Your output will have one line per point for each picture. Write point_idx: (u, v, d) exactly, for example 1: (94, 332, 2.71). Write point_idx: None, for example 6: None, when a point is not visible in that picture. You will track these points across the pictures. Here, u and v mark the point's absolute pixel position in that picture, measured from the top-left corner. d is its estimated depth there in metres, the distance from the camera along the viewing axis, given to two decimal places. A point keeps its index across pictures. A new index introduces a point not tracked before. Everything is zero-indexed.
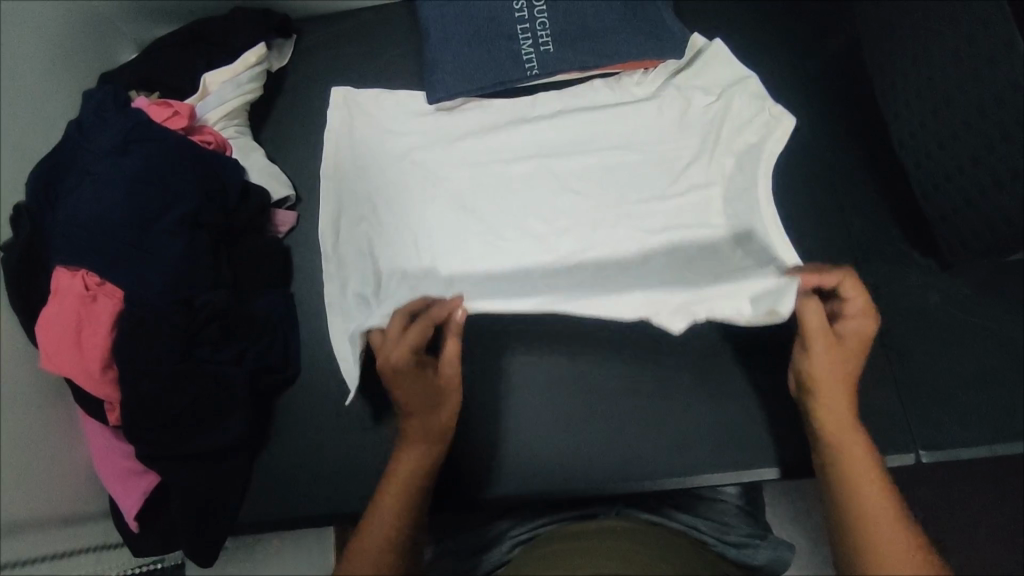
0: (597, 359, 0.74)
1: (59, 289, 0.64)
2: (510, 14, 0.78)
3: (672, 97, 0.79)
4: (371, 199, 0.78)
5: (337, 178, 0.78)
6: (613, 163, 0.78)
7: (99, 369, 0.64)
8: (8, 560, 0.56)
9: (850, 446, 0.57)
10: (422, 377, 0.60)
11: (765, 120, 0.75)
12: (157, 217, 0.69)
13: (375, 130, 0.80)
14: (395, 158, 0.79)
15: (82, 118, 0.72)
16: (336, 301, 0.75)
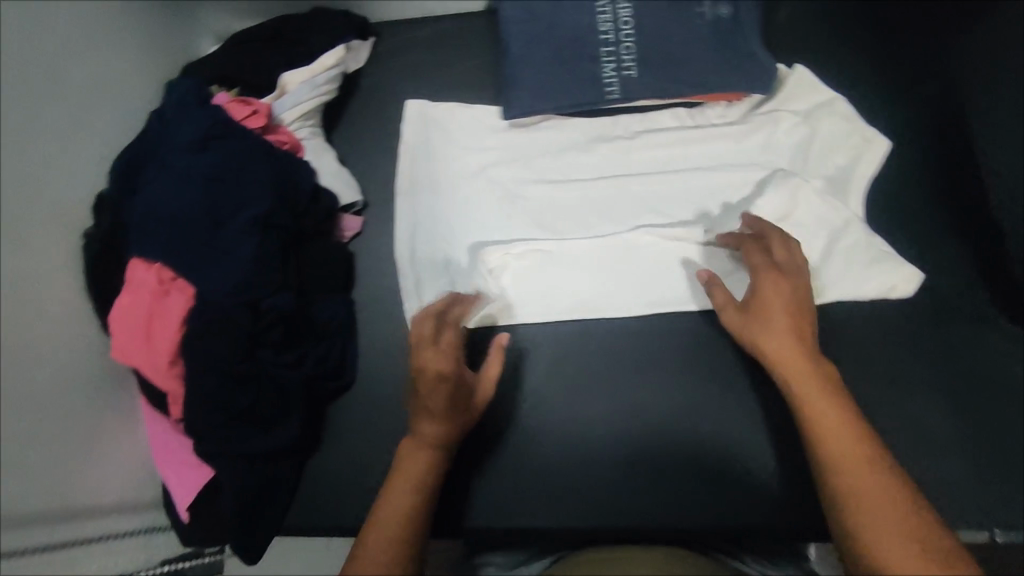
0: (661, 395, 0.71)
1: (132, 282, 0.66)
2: (595, 35, 0.76)
3: (757, 125, 0.77)
4: (442, 218, 0.79)
5: (411, 193, 0.79)
6: (694, 187, 0.76)
7: (167, 363, 0.66)
8: (66, 539, 0.58)
9: (829, 427, 0.53)
10: (449, 376, 0.60)
11: (854, 146, 0.76)
12: (230, 216, 0.69)
13: (451, 146, 0.81)
14: (469, 177, 0.80)
15: (165, 110, 0.74)
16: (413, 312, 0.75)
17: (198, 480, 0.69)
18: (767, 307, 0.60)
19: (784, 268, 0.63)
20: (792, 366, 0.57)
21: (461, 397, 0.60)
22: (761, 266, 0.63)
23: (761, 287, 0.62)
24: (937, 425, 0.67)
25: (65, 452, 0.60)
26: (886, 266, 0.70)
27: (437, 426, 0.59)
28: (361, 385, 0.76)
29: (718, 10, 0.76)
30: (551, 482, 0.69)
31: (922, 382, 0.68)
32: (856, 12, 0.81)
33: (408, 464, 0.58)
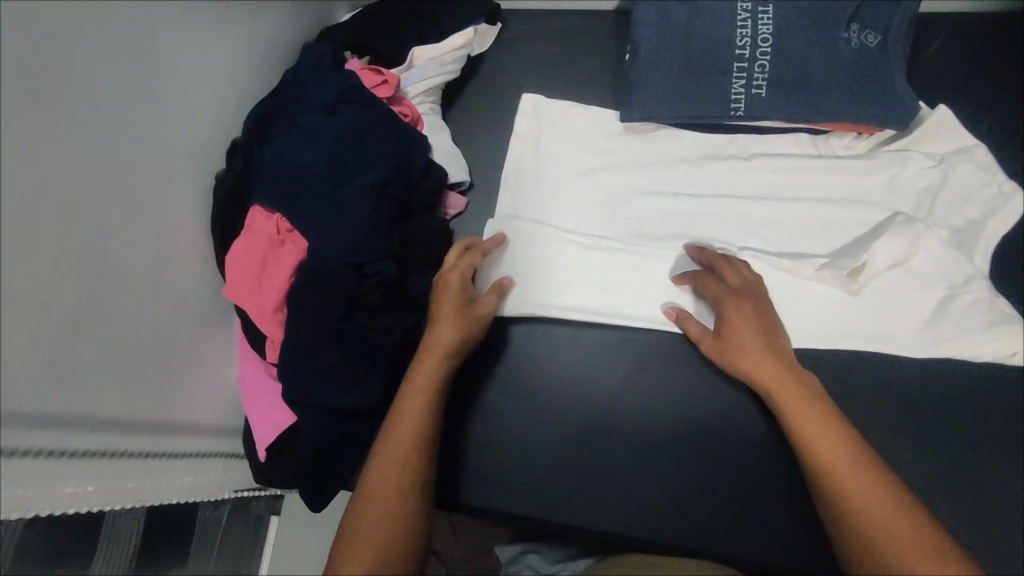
0: (742, 422, 0.70)
1: (252, 228, 0.70)
2: (729, 50, 0.75)
3: (886, 160, 0.74)
4: (547, 211, 0.79)
5: (516, 183, 0.80)
6: (807, 215, 0.74)
7: (271, 309, 0.69)
8: (152, 450, 0.62)
9: (820, 440, 0.57)
10: (458, 297, 0.67)
11: (989, 199, 0.72)
12: (350, 178, 0.71)
13: (562, 142, 0.81)
14: (577, 174, 0.80)
15: (301, 70, 0.77)
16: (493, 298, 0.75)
17: (279, 424, 0.72)
18: (738, 335, 0.64)
19: (739, 293, 0.67)
20: (784, 393, 0.60)
21: (470, 307, 0.67)
22: (721, 295, 0.67)
23: (732, 315, 0.65)
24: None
25: (166, 373, 0.64)
26: (1002, 331, 0.68)
27: (446, 332, 0.65)
28: None
29: (864, 39, 0.73)
30: (619, 495, 0.69)
31: (1014, 453, 0.66)
32: (1007, 61, 0.77)
33: (413, 378, 0.63)
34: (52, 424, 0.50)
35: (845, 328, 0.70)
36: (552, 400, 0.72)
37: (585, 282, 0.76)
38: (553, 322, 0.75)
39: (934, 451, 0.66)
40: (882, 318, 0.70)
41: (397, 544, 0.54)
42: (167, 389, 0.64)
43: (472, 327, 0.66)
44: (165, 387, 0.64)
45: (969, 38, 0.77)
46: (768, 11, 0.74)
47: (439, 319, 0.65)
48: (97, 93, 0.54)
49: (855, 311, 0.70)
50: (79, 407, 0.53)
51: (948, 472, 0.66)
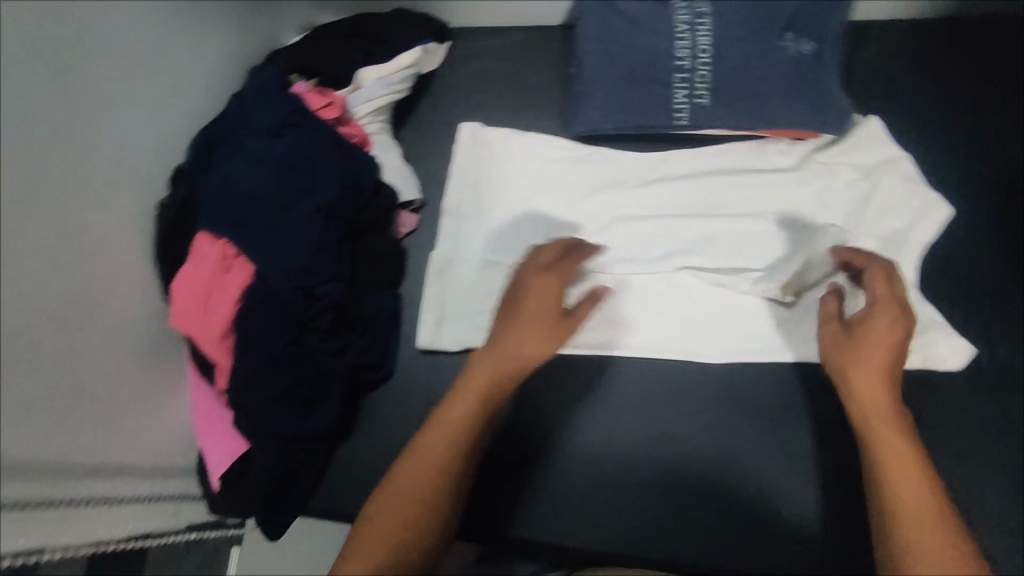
0: (694, 431, 0.69)
1: (197, 254, 0.69)
2: (670, 61, 0.76)
3: (816, 172, 0.75)
4: (488, 237, 0.79)
5: (456, 215, 0.80)
6: (740, 232, 0.75)
7: (219, 336, 0.68)
8: (90, 495, 0.60)
9: (899, 450, 0.55)
10: (552, 315, 0.64)
11: (918, 207, 0.73)
12: (297, 203, 0.71)
13: (500, 169, 0.82)
14: (517, 198, 0.80)
15: (246, 93, 0.77)
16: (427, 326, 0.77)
17: (232, 453, 0.71)
18: (871, 340, 0.60)
19: (899, 301, 0.62)
20: (877, 400, 0.58)
21: (559, 339, 0.64)
22: (882, 296, 0.62)
23: (879, 318, 0.61)
24: (983, 495, 0.65)
25: (106, 408, 0.62)
26: (932, 338, 0.68)
27: (530, 365, 0.63)
28: (400, 380, 0.77)
29: (800, 47, 0.74)
30: (582, 509, 0.68)
31: (972, 448, 0.66)
32: (942, 61, 0.78)
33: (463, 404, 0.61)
34: None
35: (784, 336, 0.71)
36: (512, 414, 0.71)
37: None
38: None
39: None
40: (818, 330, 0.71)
41: (410, 563, 0.55)
42: (108, 429, 0.63)
43: (554, 345, 0.63)
44: (101, 425, 0.62)
45: (902, 42, 0.79)
46: (706, 22, 0.75)
47: (524, 350, 0.62)
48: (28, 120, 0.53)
49: (786, 327, 0.71)
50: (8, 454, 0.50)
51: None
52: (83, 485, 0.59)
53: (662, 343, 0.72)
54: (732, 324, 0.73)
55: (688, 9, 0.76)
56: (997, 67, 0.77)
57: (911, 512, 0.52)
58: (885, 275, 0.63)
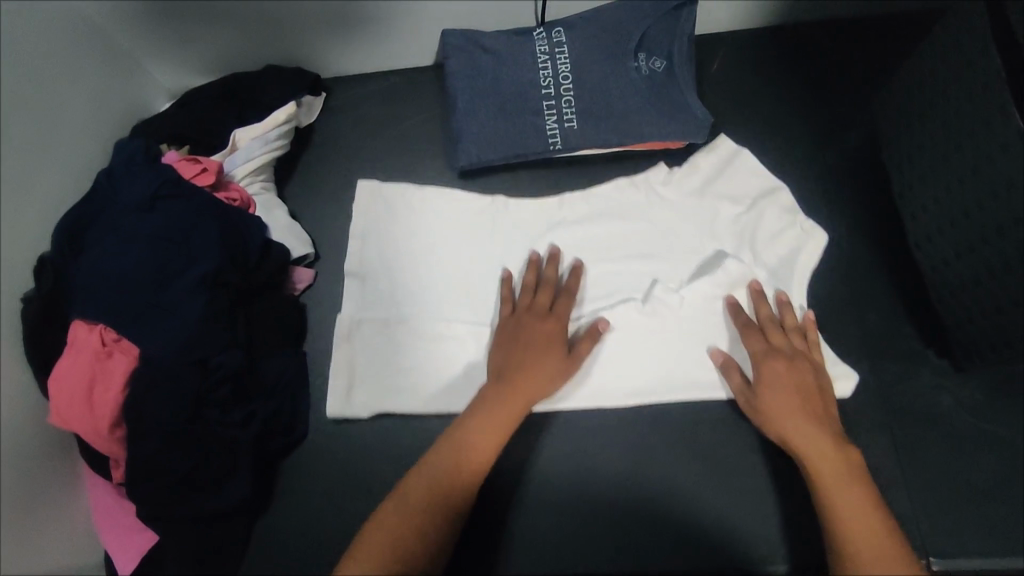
0: (609, 449, 0.72)
1: (74, 345, 0.65)
2: (536, 90, 0.79)
3: (701, 208, 0.78)
4: (389, 284, 0.79)
5: (361, 276, 0.80)
6: (636, 275, 0.77)
7: (108, 428, 0.65)
8: None
9: (840, 492, 0.59)
10: (546, 354, 0.69)
11: (795, 234, 0.75)
12: (178, 276, 0.69)
13: (402, 226, 0.81)
14: (419, 254, 0.80)
15: (114, 169, 0.74)
16: (341, 381, 0.76)
17: (144, 544, 0.68)
18: (772, 388, 0.66)
19: (788, 351, 0.68)
20: (799, 433, 0.63)
21: (563, 373, 0.70)
22: (767, 352, 0.68)
23: (768, 373, 0.67)
24: (877, 460, 0.68)
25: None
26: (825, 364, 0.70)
27: (537, 389, 0.68)
28: (314, 439, 0.75)
29: (653, 65, 0.80)
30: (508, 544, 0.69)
31: (861, 416, 0.69)
32: (782, 62, 0.85)
33: (483, 424, 0.65)
34: None
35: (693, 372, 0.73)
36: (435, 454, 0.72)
37: (438, 368, 0.75)
38: (412, 416, 0.75)
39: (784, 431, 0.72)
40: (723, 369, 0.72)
41: None
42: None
43: (549, 384, 0.69)
44: None
45: (747, 49, 0.86)
46: (564, 50, 0.79)
47: (531, 382, 0.68)
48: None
49: (690, 364, 0.73)
50: None
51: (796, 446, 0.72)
52: None
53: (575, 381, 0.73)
54: (644, 368, 0.73)
55: (546, 40, 0.80)
56: (832, 62, 0.84)
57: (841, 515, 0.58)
58: (788, 321, 0.71)
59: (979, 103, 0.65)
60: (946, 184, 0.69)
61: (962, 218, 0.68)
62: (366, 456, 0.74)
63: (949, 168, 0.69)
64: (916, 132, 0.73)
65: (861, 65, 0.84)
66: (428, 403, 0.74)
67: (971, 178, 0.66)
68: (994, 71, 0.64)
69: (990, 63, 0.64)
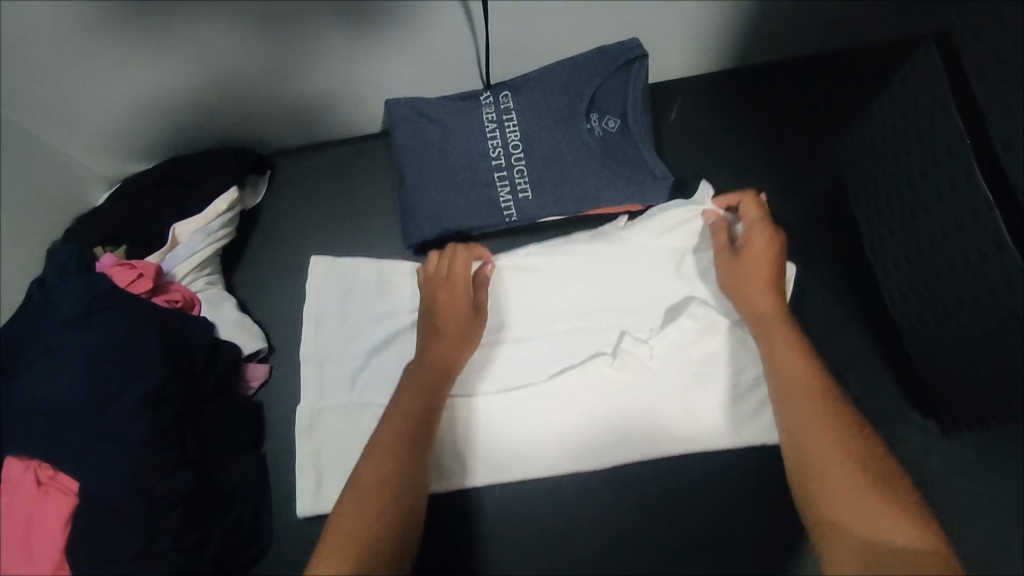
0: (588, 529, 0.72)
1: (11, 484, 0.61)
2: (487, 162, 0.76)
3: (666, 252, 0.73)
4: (346, 352, 0.75)
5: (318, 360, 0.75)
6: (601, 327, 0.73)
7: (50, 573, 0.60)
8: None
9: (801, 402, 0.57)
10: (459, 296, 0.68)
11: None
12: (114, 400, 0.64)
13: (359, 300, 0.77)
14: (376, 325, 0.76)
15: (44, 282, 0.70)
16: (306, 491, 0.72)
17: None
18: (751, 262, 0.66)
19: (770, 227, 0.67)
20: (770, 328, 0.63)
21: (473, 326, 0.68)
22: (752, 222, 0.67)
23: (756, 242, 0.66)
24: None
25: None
26: None
27: (455, 343, 0.67)
28: (280, 548, 0.72)
29: (605, 126, 0.76)
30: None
31: None
32: (739, 106, 0.82)
33: (406, 398, 0.63)
34: None
35: (671, 432, 0.71)
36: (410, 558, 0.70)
37: None
38: None
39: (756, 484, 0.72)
40: (704, 424, 0.71)
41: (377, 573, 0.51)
42: None
43: (468, 330, 0.68)
44: None
45: (703, 95, 0.83)
46: (513, 117, 0.76)
47: (434, 350, 0.66)
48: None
49: (664, 418, 0.71)
50: None
51: (771, 509, 0.72)
52: None
53: (547, 463, 0.71)
54: (616, 430, 0.71)
55: (493, 107, 0.76)
56: (790, 104, 0.81)
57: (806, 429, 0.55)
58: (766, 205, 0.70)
59: (943, 164, 0.61)
60: (915, 244, 0.65)
61: (932, 282, 0.64)
62: None
63: (919, 226, 0.65)
64: (887, 180, 0.68)
65: (821, 104, 0.81)
66: None
67: (942, 242, 0.62)
68: (955, 134, 0.60)
69: (952, 126, 0.60)
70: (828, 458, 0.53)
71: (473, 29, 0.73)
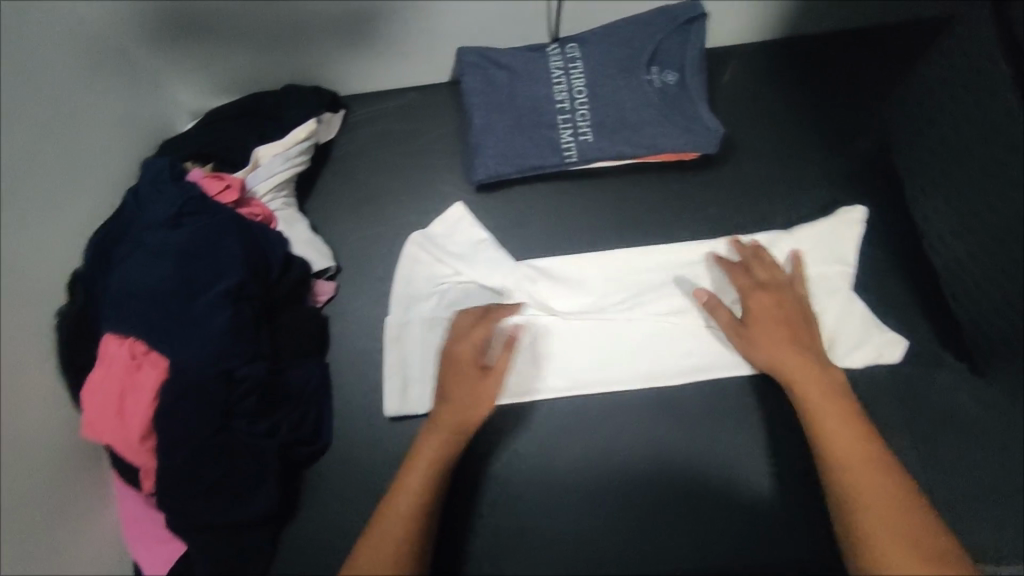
0: (638, 457, 0.73)
1: (106, 358, 0.67)
2: (552, 105, 0.81)
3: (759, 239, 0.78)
4: (432, 274, 0.81)
5: (407, 280, 0.81)
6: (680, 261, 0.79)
7: (138, 439, 0.66)
8: None
9: (834, 437, 0.61)
10: (473, 371, 0.68)
11: (827, 224, 0.77)
12: (202, 291, 0.70)
13: (454, 234, 0.83)
14: (466, 250, 0.82)
15: (140, 187, 0.76)
16: (395, 394, 0.77)
17: (173, 553, 0.69)
18: (757, 323, 0.70)
19: (773, 285, 0.72)
20: (811, 380, 0.65)
21: (484, 397, 0.68)
22: (748, 288, 0.72)
23: (754, 305, 0.71)
24: (898, 466, 0.69)
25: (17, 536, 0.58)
26: (877, 342, 0.72)
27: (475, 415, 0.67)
28: (338, 447, 0.77)
29: (665, 78, 0.81)
30: (549, 542, 0.71)
31: (886, 421, 0.70)
32: (790, 71, 0.87)
33: (423, 460, 0.65)
34: None
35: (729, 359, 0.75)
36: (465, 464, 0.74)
37: None
38: (463, 409, 0.76)
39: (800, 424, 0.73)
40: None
41: None
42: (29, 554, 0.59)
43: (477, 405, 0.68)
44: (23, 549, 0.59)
45: (760, 59, 0.87)
46: (578, 66, 0.81)
47: (451, 416, 0.67)
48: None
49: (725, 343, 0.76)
50: None
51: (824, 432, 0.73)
52: None
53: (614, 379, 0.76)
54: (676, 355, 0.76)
55: (560, 56, 0.82)
56: (842, 71, 0.86)
57: (844, 453, 0.59)
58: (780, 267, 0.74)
59: None
60: None
61: None
62: (389, 462, 0.76)
63: None
64: None
65: (870, 74, 0.85)
66: (488, 396, 0.75)
67: None
68: None
69: None
70: (873, 486, 0.57)
71: None
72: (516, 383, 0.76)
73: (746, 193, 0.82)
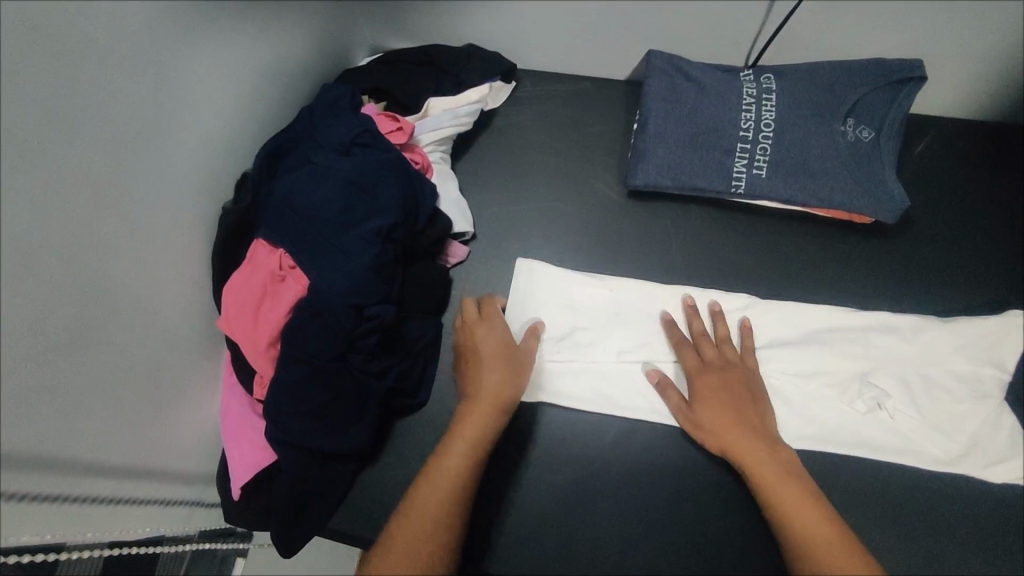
0: (734, 510, 0.69)
1: (254, 262, 0.69)
2: (734, 131, 0.78)
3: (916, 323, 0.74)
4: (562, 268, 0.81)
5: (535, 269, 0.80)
6: (824, 323, 0.75)
7: (265, 345, 0.69)
8: (109, 496, 0.58)
9: (796, 510, 0.61)
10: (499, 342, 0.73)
11: (997, 324, 0.73)
12: (357, 222, 0.71)
13: (596, 238, 0.83)
14: (604, 258, 0.82)
15: (317, 107, 0.78)
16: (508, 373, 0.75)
17: (259, 462, 0.71)
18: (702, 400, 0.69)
19: (714, 363, 0.71)
20: (755, 457, 0.65)
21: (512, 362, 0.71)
22: (695, 365, 0.72)
23: (698, 382, 0.70)
24: None
25: (141, 410, 0.62)
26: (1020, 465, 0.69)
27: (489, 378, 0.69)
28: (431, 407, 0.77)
29: (859, 134, 0.78)
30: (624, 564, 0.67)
31: (998, 543, 0.67)
32: (980, 162, 0.83)
33: (479, 416, 0.66)
34: (19, 468, 0.47)
35: (862, 435, 0.70)
36: (555, 463, 0.71)
37: (606, 367, 0.76)
38: (571, 406, 0.74)
39: (920, 525, 0.67)
40: (904, 434, 0.70)
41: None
42: (139, 428, 0.62)
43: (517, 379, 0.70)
44: (137, 423, 0.61)
45: (953, 143, 0.84)
46: (772, 98, 0.78)
47: (495, 384, 0.68)
48: (108, 103, 0.52)
49: (854, 415, 0.71)
50: (48, 450, 0.50)
51: (941, 535, 0.67)
52: (103, 485, 0.57)
53: None
54: (808, 416, 0.71)
55: (755, 84, 0.79)
56: None
57: (808, 530, 0.60)
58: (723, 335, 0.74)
59: None
60: None
61: None
62: None
63: None
64: None
65: None
66: (601, 400, 0.74)
67: None
68: None
69: None
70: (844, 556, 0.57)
71: (770, 5, 0.78)
72: (630, 396, 0.74)
73: (906, 273, 0.78)
